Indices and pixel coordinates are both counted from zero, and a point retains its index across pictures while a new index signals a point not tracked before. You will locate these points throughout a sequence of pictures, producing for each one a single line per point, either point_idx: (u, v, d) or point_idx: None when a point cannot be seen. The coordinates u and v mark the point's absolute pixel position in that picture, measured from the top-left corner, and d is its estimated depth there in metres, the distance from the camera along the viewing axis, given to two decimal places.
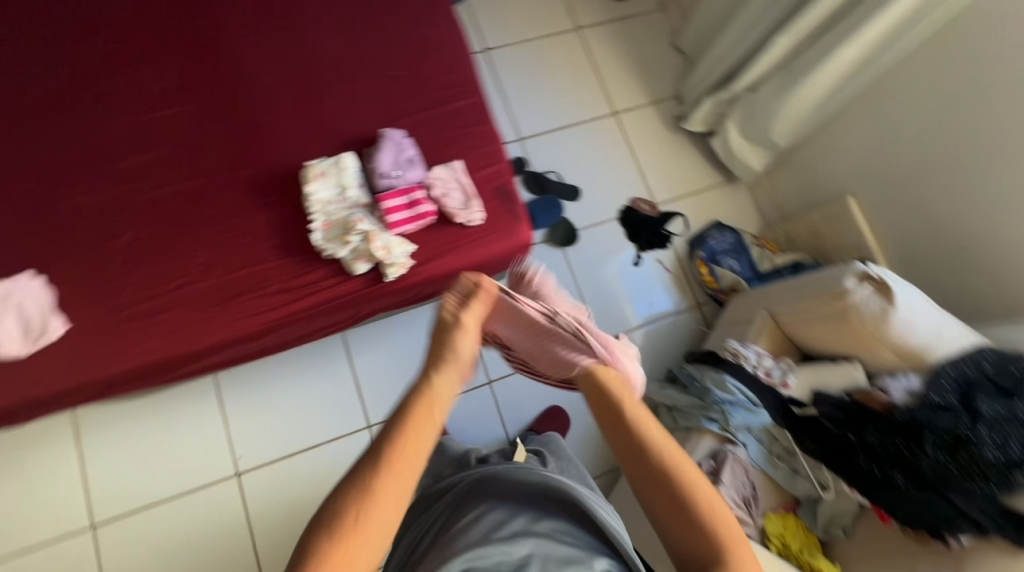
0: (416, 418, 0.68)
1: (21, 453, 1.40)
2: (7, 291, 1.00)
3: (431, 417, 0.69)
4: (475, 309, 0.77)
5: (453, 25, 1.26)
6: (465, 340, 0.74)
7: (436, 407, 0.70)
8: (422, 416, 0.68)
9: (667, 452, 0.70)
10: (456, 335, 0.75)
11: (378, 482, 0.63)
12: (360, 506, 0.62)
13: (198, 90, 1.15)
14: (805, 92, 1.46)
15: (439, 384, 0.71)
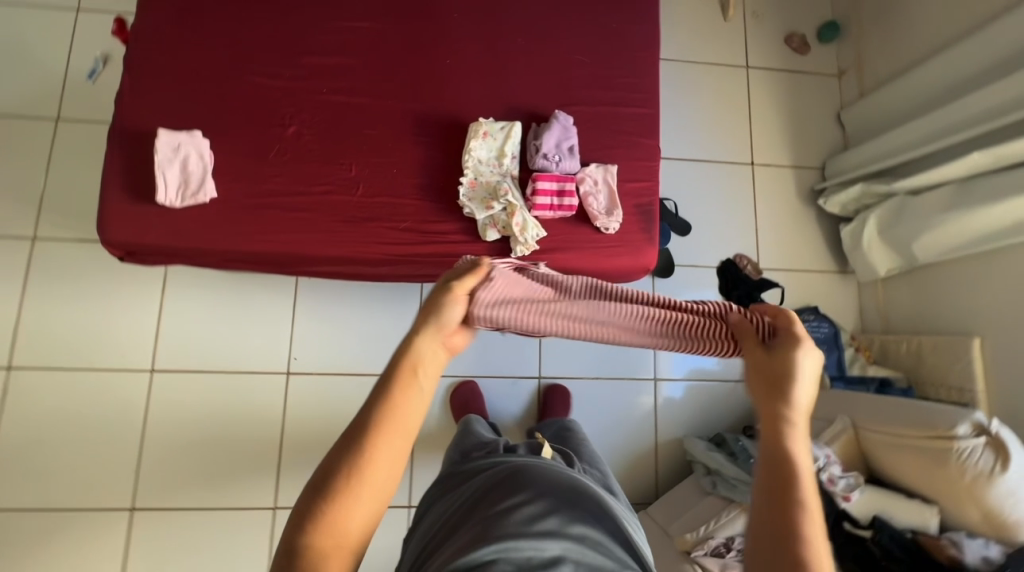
0: (397, 395, 0.52)
1: (114, 280, 1.49)
2: (179, 141, 1.04)
3: (407, 394, 0.52)
4: (468, 279, 0.56)
5: (651, 29, 1.22)
6: (458, 304, 0.55)
7: (417, 378, 0.53)
8: (404, 395, 0.52)
9: (799, 407, 0.51)
10: (451, 302, 0.55)
11: (358, 466, 0.50)
12: (338, 496, 0.49)
13: (394, 12, 1.16)
14: (969, 219, 1.34)
15: (421, 353, 0.53)
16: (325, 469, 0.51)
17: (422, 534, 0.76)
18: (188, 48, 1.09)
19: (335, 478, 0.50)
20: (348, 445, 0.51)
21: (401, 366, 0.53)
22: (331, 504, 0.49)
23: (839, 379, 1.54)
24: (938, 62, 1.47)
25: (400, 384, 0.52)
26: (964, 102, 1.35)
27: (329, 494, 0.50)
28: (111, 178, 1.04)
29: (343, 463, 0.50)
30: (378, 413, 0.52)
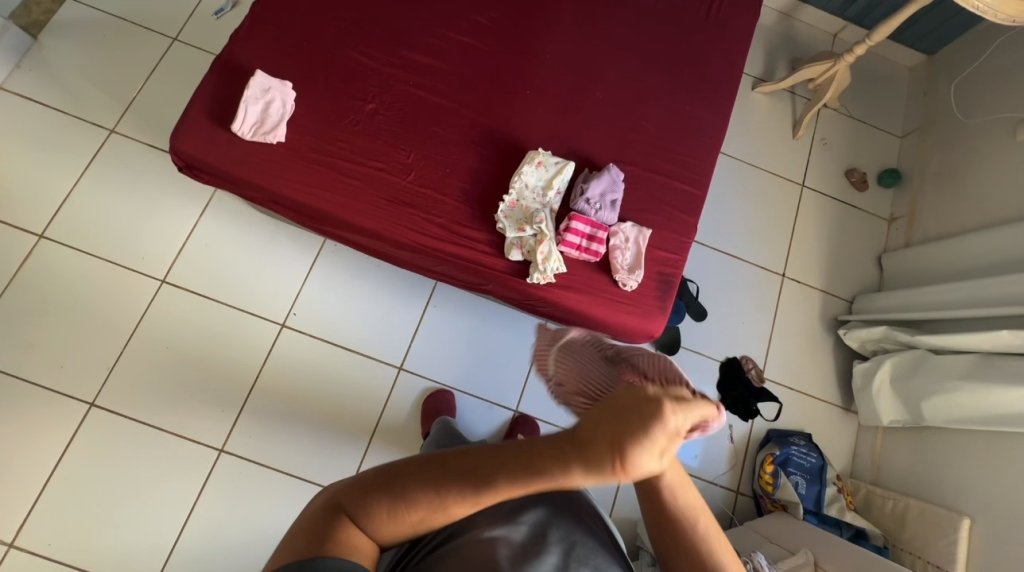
0: (519, 487, 0.57)
1: (163, 189, 1.58)
2: (270, 85, 1.13)
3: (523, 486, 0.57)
4: (670, 444, 0.56)
5: (721, 120, 1.29)
6: (638, 468, 0.55)
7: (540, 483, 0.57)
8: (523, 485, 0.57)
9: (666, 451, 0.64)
10: (639, 461, 0.55)
11: (445, 497, 0.57)
12: (415, 511, 0.57)
13: (494, 36, 1.26)
14: (985, 394, 1.30)
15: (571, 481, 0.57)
16: (420, 474, 0.58)
17: None
18: (308, 13, 1.21)
19: (420, 496, 0.57)
20: (448, 480, 0.57)
21: (542, 470, 0.57)
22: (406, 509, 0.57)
23: (813, 513, 1.47)
24: (989, 235, 1.48)
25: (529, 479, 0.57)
26: (1006, 279, 1.35)
27: (406, 503, 0.57)
28: (200, 98, 1.14)
29: (433, 492, 0.57)
30: (493, 484, 0.57)
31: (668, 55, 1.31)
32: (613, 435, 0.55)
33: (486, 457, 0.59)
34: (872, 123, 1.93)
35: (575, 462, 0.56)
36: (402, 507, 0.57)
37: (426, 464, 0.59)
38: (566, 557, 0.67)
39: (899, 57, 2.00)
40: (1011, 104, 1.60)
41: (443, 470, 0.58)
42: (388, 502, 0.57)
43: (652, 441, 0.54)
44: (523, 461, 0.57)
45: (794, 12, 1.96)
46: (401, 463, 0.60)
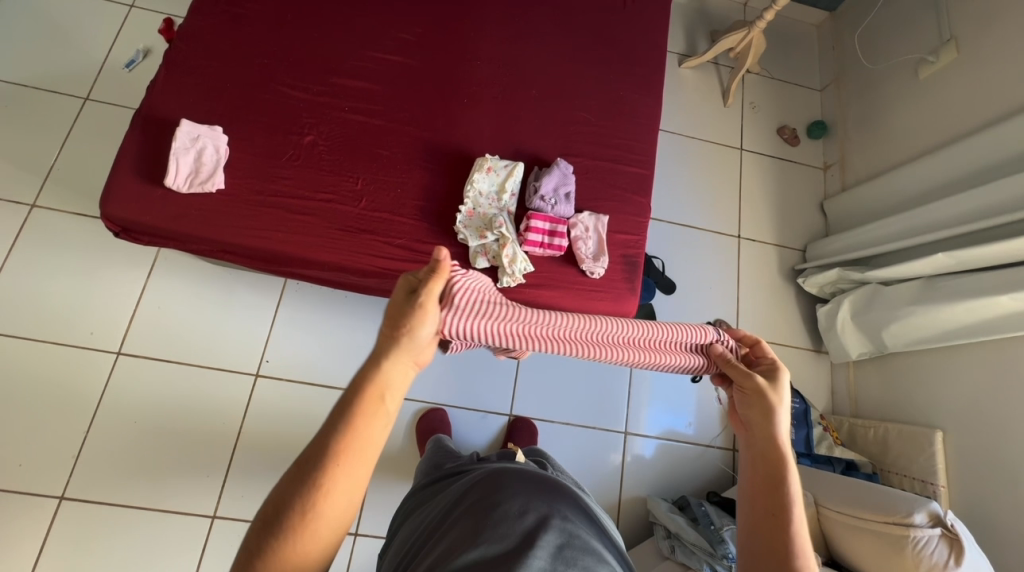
0: (358, 423, 0.56)
1: (102, 257, 1.49)
2: (199, 132, 1.09)
3: (370, 422, 0.57)
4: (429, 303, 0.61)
5: (656, 100, 1.34)
6: (416, 336, 0.60)
7: (384, 401, 0.58)
8: (369, 420, 0.57)
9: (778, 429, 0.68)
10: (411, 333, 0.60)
11: (314, 492, 0.53)
12: (286, 538, 0.52)
13: (424, 51, 1.26)
14: (934, 314, 1.40)
15: (389, 375, 0.59)
16: (282, 492, 0.54)
17: (401, 544, 0.75)
18: (228, 55, 1.18)
19: (285, 524, 0.53)
20: (293, 491, 0.54)
21: (369, 389, 0.58)
22: (282, 545, 0.52)
23: (806, 455, 1.53)
24: (911, 169, 1.60)
25: (365, 413, 0.57)
26: (934, 206, 1.46)
27: (276, 543, 0.52)
28: (127, 157, 1.08)
29: (294, 506, 0.53)
30: (336, 444, 0.55)
31: (595, 46, 1.35)
32: (396, 331, 0.60)
33: (324, 433, 0.56)
34: (792, 82, 2.05)
35: (385, 358, 0.59)
36: (277, 551, 0.52)
37: (267, 513, 0.53)
38: (554, 562, 0.60)
39: (806, 18, 2.13)
40: (909, 47, 1.74)
41: (286, 488, 0.54)
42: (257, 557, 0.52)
43: (419, 311, 0.61)
44: (351, 402, 0.57)
45: None
46: (249, 530, 0.54)
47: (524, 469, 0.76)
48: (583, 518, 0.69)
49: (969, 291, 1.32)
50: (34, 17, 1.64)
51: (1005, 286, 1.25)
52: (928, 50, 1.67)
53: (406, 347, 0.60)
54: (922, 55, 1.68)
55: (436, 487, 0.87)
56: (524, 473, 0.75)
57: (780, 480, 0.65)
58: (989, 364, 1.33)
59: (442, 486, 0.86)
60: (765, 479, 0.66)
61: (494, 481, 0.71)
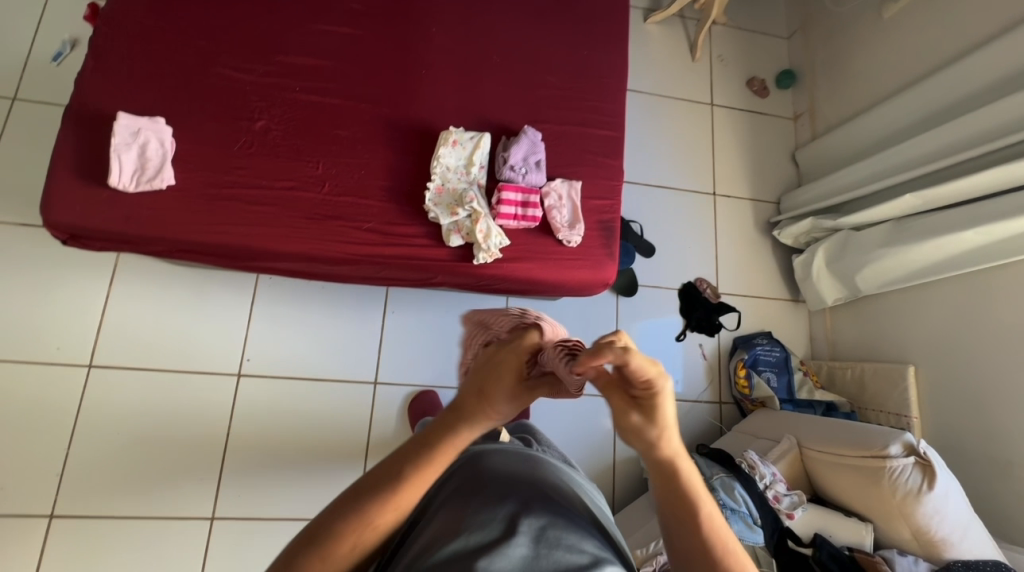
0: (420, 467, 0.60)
1: (56, 268, 1.41)
2: (139, 125, 1.02)
3: (430, 469, 0.61)
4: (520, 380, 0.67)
5: (622, 57, 1.29)
6: (496, 406, 0.65)
7: (448, 452, 0.63)
8: (430, 472, 0.61)
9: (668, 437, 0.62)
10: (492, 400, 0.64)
11: (368, 518, 0.58)
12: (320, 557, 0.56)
13: (375, 21, 1.19)
14: (906, 254, 1.43)
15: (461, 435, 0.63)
16: (337, 511, 0.58)
17: None
18: (161, 39, 1.09)
19: (329, 549, 0.56)
20: (348, 512, 0.58)
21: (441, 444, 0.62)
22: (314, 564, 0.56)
23: (788, 401, 1.59)
24: (878, 112, 1.61)
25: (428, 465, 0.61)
26: (902, 147, 1.47)
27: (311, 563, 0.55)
28: (63, 158, 1.01)
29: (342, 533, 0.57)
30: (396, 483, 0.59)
31: (555, 4, 1.29)
32: (485, 394, 0.65)
33: (390, 465, 0.61)
34: (759, 31, 2.01)
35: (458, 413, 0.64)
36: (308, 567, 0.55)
37: (317, 526, 0.57)
38: (536, 546, 0.59)
39: None
40: None
41: (341, 507, 0.58)
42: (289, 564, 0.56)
43: (513, 385, 0.66)
44: (424, 449, 0.62)
45: None
46: (299, 535, 0.58)
47: (507, 452, 0.75)
48: (564, 496, 0.69)
49: (936, 229, 1.36)
50: None
51: (970, 222, 1.28)
52: None
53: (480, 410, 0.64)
54: None
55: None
56: (507, 456, 0.75)
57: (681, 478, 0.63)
58: (957, 298, 1.38)
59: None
60: (674, 492, 0.63)
61: (478, 464, 0.71)
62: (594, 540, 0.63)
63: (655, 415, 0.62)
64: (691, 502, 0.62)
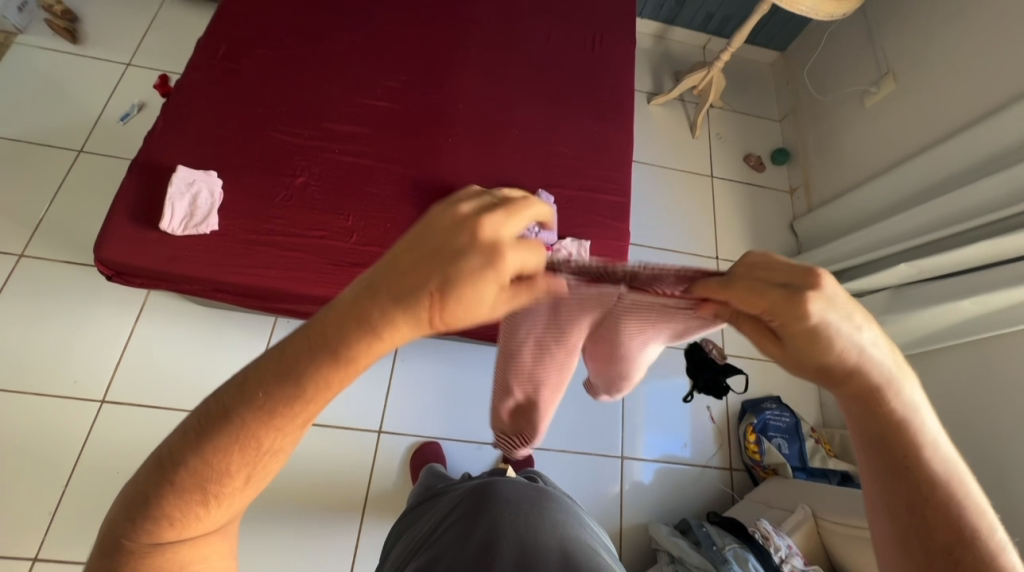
0: (310, 383, 0.39)
1: (89, 304, 1.49)
2: (194, 177, 1.14)
3: (319, 383, 0.39)
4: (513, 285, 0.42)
5: (629, 133, 1.44)
6: (461, 319, 0.38)
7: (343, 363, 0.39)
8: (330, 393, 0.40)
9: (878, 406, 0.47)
10: (468, 305, 0.38)
11: (241, 447, 0.40)
12: (194, 509, 0.42)
13: (411, 97, 1.35)
14: (908, 321, 1.45)
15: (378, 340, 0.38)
16: (193, 442, 0.41)
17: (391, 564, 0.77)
18: (223, 106, 1.24)
19: (195, 484, 0.41)
20: (211, 444, 0.40)
21: (335, 358, 0.38)
22: (192, 515, 0.42)
23: (801, 469, 1.54)
24: (868, 188, 1.72)
25: (319, 387, 0.39)
26: (893, 221, 1.56)
27: (178, 502, 0.41)
28: (122, 203, 1.12)
29: (211, 465, 0.41)
30: (276, 414, 0.40)
31: (569, 87, 1.46)
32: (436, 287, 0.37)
33: (258, 383, 0.39)
34: (753, 114, 2.21)
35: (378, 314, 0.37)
36: (184, 518, 0.42)
37: (174, 459, 0.41)
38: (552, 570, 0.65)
39: (760, 58, 2.32)
40: (854, 79, 1.90)
41: (202, 437, 0.40)
42: (148, 515, 0.42)
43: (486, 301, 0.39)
44: (297, 358, 0.39)
45: (666, 32, 2.22)
46: (145, 473, 0.42)
47: (513, 479, 0.80)
48: (573, 524, 0.75)
49: (934, 298, 1.39)
50: (30, 77, 1.71)
51: (965, 291, 1.32)
52: (870, 83, 1.83)
53: (440, 318, 0.38)
54: (865, 86, 1.85)
55: (426, 505, 0.92)
56: (514, 484, 0.79)
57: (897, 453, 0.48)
58: (963, 366, 1.38)
59: (435, 500, 0.90)
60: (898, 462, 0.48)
61: (487, 495, 0.76)
62: (603, 562, 0.69)
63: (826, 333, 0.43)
64: (903, 428, 0.47)
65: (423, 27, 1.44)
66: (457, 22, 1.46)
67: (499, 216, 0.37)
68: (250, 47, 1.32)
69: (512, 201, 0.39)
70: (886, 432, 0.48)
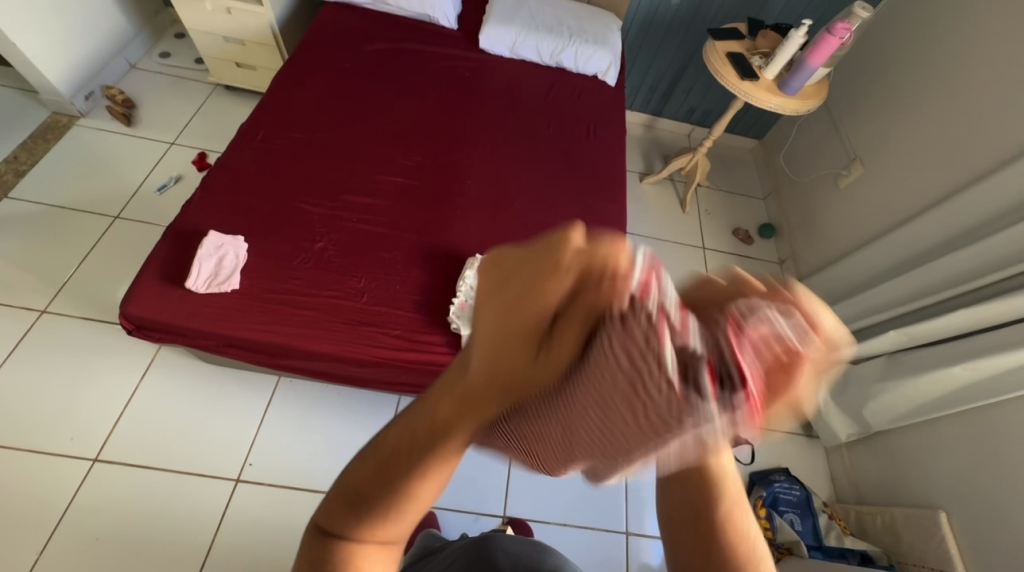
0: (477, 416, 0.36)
1: (100, 360, 1.52)
2: (223, 241, 1.24)
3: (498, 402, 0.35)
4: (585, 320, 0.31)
5: (622, 208, 1.57)
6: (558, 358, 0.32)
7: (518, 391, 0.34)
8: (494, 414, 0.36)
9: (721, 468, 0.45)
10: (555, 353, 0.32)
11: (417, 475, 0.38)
12: (375, 520, 0.40)
13: (424, 175, 1.50)
14: (904, 389, 1.46)
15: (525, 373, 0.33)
16: (394, 449, 0.38)
17: None
18: (256, 180, 1.39)
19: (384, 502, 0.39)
20: (403, 462, 0.38)
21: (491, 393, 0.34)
22: (373, 516, 0.40)
23: (817, 549, 1.47)
24: (850, 260, 1.81)
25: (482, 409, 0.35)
26: (878, 290, 1.62)
27: (362, 515, 0.40)
28: (152, 264, 1.21)
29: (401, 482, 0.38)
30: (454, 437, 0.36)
31: (566, 168, 1.62)
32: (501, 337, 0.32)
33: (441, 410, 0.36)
34: (738, 193, 2.40)
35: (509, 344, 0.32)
36: (369, 522, 0.40)
37: (373, 466, 0.39)
38: None
39: (740, 144, 2.56)
40: (826, 163, 2.09)
41: (397, 449, 0.38)
42: (345, 512, 0.41)
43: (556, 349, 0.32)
44: (470, 392, 0.35)
45: (653, 122, 2.49)
46: (350, 467, 0.42)
47: (512, 534, 0.89)
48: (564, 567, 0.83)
49: (925, 364, 1.41)
50: (83, 153, 1.90)
51: (956, 357, 1.34)
52: (841, 166, 2.00)
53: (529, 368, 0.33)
54: (837, 170, 2.03)
55: (425, 559, 1.00)
56: (512, 537, 0.88)
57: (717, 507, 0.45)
58: (967, 435, 1.36)
59: (434, 555, 0.98)
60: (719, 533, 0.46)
61: (486, 546, 0.85)
62: None
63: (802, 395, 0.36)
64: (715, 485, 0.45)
65: (439, 117, 1.64)
66: (468, 114, 1.67)
67: (532, 274, 0.30)
68: (285, 132, 1.50)
69: (548, 249, 0.30)
70: (699, 497, 0.45)
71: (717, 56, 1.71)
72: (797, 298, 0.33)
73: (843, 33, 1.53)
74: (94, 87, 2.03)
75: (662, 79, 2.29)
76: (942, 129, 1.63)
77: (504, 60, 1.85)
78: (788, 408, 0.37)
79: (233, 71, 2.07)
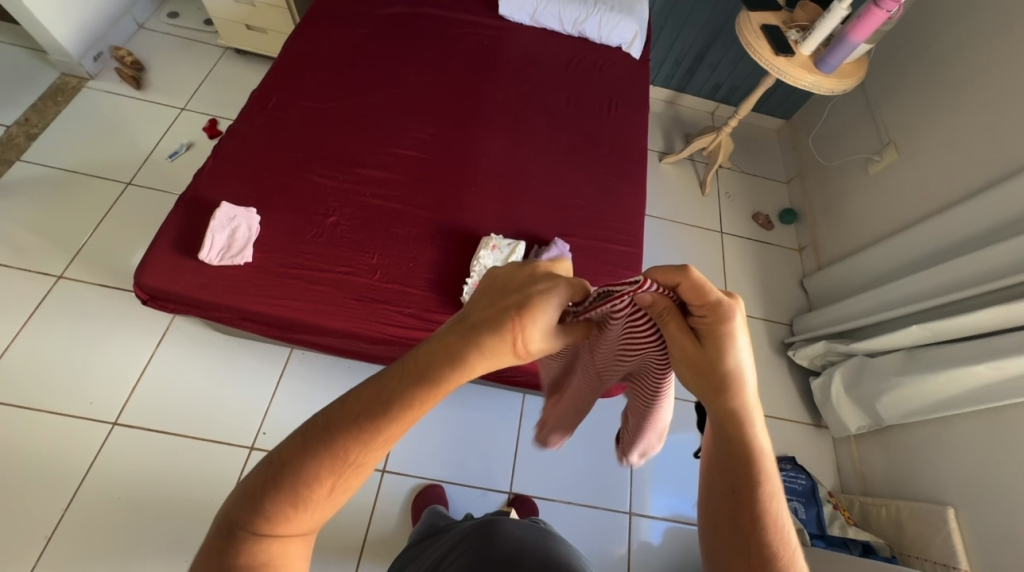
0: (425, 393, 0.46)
1: (117, 327, 1.54)
2: (236, 213, 1.22)
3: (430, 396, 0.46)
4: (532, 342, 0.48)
5: (642, 189, 1.52)
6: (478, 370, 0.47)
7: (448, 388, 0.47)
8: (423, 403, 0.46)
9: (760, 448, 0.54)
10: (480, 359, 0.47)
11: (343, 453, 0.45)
12: (284, 507, 0.45)
13: (438, 149, 1.45)
14: (922, 385, 1.43)
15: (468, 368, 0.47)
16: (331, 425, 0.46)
17: None
18: (267, 150, 1.35)
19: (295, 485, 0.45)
20: (332, 437, 0.46)
21: (435, 379, 0.46)
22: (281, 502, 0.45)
23: (819, 537, 1.48)
24: (874, 251, 1.75)
25: (415, 395, 0.46)
26: (901, 282, 1.57)
27: (271, 499, 0.45)
28: (165, 233, 1.20)
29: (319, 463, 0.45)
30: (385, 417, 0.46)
31: (585, 145, 1.56)
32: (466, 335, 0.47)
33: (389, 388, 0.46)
34: (760, 175, 2.32)
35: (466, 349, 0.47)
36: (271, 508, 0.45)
37: (308, 440, 0.46)
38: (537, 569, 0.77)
39: (766, 124, 2.46)
40: (857, 147, 1.99)
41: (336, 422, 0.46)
42: (256, 498, 0.45)
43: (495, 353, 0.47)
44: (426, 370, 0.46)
45: (676, 99, 2.39)
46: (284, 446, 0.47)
47: (516, 519, 0.92)
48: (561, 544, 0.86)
49: (946, 361, 1.38)
50: (93, 117, 1.88)
51: (981, 355, 1.30)
52: (872, 151, 1.91)
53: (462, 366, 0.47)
54: (867, 155, 1.94)
55: (431, 538, 1.02)
56: (515, 521, 0.91)
57: (756, 475, 0.53)
58: (983, 434, 1.34)
59: (439, 536, 0.99)
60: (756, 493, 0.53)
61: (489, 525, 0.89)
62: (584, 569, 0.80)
63: (727, 353, 0.52)
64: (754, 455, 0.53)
65: (454, 88, 1.58)
66: (485, 85, 1.60)
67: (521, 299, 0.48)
68: (297, 100, 1.45)
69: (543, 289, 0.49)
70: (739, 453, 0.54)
71: (751, 28, 1.61)
72: (695, 283, 0.50)
73: (893, 4, 1.41)
74: (103, 48, 1.98)
75: (688, 53, 2.18)
76: (988, 114, 1.53)
77: (524, 28, 1.76)
78: (719, 357, 0.52)
79: (243, 35, 2.00)
